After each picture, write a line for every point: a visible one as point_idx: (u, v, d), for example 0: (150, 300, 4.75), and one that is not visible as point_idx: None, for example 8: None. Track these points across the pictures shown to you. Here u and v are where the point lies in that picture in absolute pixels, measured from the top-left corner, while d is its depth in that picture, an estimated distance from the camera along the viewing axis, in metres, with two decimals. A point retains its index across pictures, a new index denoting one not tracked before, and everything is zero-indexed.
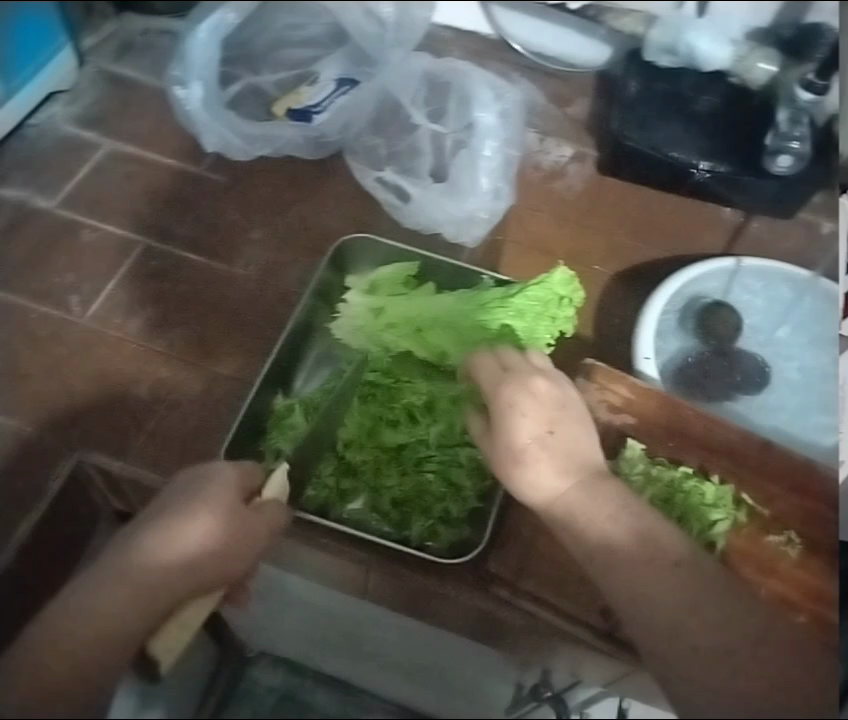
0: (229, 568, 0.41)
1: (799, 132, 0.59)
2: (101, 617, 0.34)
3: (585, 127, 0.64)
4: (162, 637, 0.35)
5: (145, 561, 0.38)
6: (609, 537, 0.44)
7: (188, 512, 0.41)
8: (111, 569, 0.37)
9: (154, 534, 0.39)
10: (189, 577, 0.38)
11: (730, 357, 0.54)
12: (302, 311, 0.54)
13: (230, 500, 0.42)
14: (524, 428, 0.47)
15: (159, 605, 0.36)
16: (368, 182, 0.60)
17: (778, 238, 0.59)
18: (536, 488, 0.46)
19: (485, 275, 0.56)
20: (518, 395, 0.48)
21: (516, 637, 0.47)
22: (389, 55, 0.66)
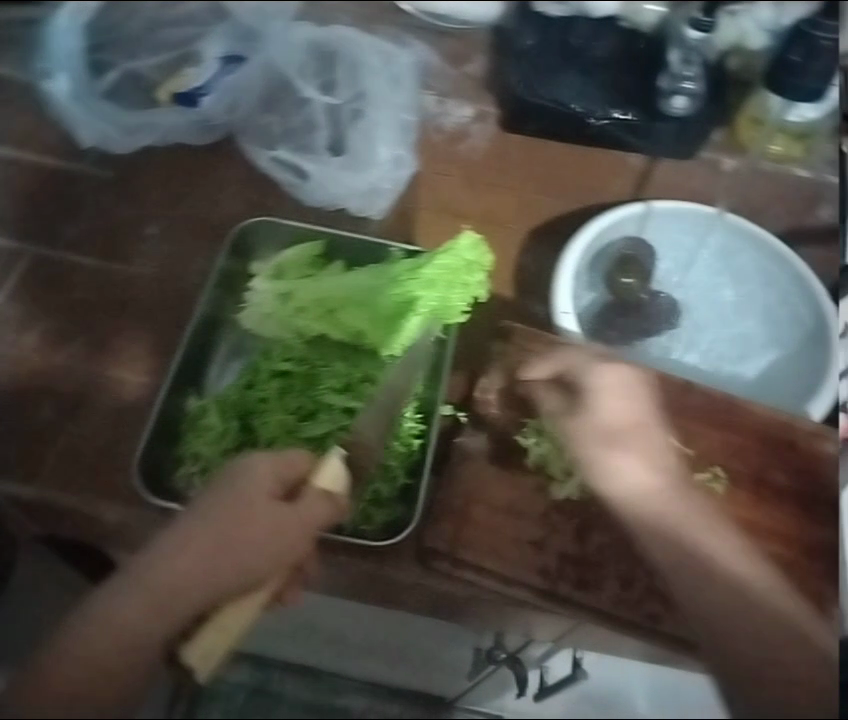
0: (268, 568, 0.42)
1: (690, 72, 0.65)
2: (131, 623, 0.39)
3: (483, 85, 0.66)
4: (196, 642, 0.40)
5: (180, 563, 0.41)
6: (687, 516, 0.45)
7: (229, 508, 0.43)
8: (143, 572, 0.41)
9: (193, 530, 0.42)
10: (222, 579, 0.40)
11: (643, 305, 0.57)
12: (207, 305, 0.53)
13: (267, 499, 0.43)
14: (627, 411, 0.48)
15: (190, 609, 0.39)
16: (263, 163, 0.59)
17: (683, 178, 0.63)
18: (624, 475, 0.46)
19: (394, 248, 0.56)
20: (607, 384, 0.50)
21: (464, 608, 0.46)
22: (270, 26, 0.66)
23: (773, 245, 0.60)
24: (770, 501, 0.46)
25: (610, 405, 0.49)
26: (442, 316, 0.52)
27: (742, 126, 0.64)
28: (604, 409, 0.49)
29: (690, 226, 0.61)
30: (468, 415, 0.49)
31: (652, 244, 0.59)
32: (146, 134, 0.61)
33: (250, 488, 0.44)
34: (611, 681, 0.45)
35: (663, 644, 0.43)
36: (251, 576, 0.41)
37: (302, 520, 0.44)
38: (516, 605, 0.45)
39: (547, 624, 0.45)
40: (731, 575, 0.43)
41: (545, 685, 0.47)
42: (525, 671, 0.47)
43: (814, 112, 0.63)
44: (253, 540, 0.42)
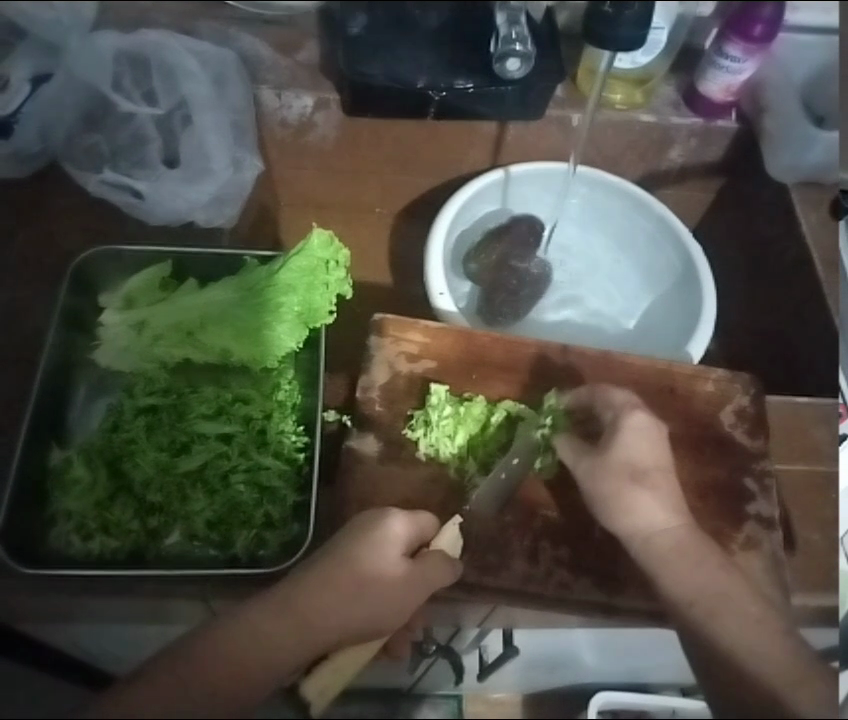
0: (391, 619, 0.39)
1: (518, 33, 0.63)
2: (273, 642, 0.35)
3: (320, 73, 0.63)
4: (317, 677, 0.36)
5: (320, 601, 0.38)
6: (690, 554, 0.40)
7: (362, 557, 0.41)
8: (283, 596, 0.38)
9: (324, 575, 0.40)
10: (351, 626, 0.38)
11: (525, 275, 0.56)
12: (54, 347, 0.48)
13: (394, 556, 0.41)
14: (649, 452, 0.44)
15: (321, 643, 0.37)
16: (93, 188, 0.56)
17: (537, 138, 0.65)
18: (645, 513, 0.41)
19: (247, 255, 0.53)
20: (645, 424, 0.45)
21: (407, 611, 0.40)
22: (67, 34, 0.58)
23: (639, 194, 0.60)
24: (651, 473, 0.43)
25: (635, 444, 0.44)
26: (307, 321, 0.50)
27: (582, 79, 0.63)
28: (630, 450, 0.43)
29: (552, 188, 0.62)
30: (352, 417, 0.48)
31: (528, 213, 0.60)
32: None
33: (389, 538, 0.42)
34: (556, 648, 0.41)
35: (579, 613, 0.42)
36: (376, 625, 0.38)
37: (428, 570, 0.41)
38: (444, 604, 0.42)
39: (469, 610, 0.42)
40: (721, 608, 0.36)
41: (485, 663, 0.40)
42: (460, 656, 0.40)
43: (643, 58, 0.60)
44: (384, 594, 0.39)
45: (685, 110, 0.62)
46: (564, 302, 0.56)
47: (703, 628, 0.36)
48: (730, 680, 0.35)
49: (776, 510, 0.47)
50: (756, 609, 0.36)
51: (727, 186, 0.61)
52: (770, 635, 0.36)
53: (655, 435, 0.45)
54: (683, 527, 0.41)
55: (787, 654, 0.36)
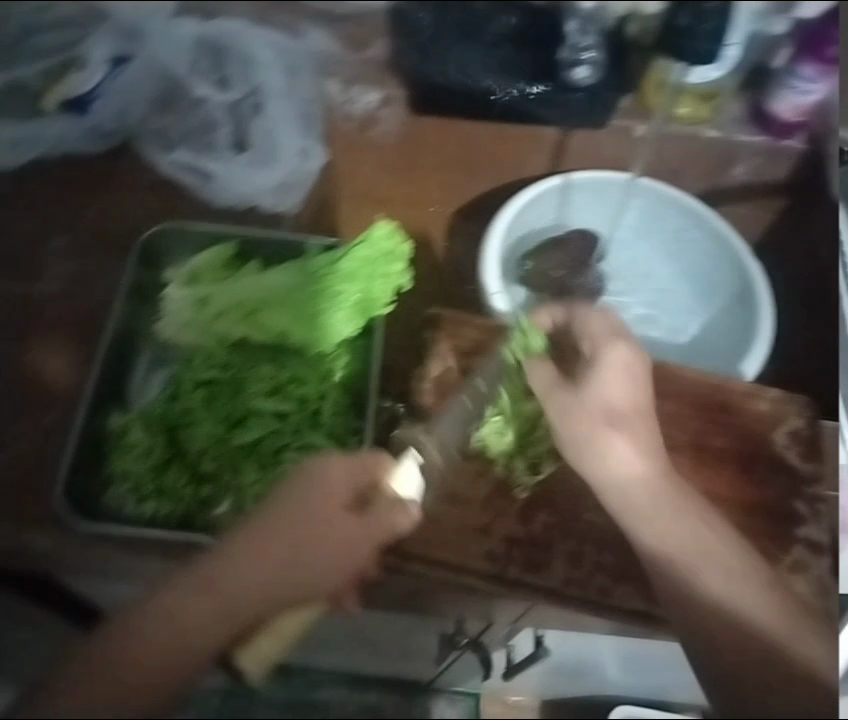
0: (324, 581, 0.42)
1: (590, 41, 0.65)
2: (192, 623, 0.40)
3: (388, 70, 0.65)
4: (252, 648, 0.41)
5: (243, 572, 0.41)
6: (662, 508, 0.46)
7: (299, 512, 0.44)
8: (211, 566, 0.42)
9: (251, 542, 0.43)
10: (282, 590, 0.41)
11: (582, 281, 0.55)
12: (121, 317, 0.51)
13: (333, 510, 0.44)
14: (626, 388, 0.50)
15: (247, 615, 0.40)
16: (163, 167, 0.57)
17: (599, 145, 0.62)
18: (619, 459, 0.47)
19: (310, 243, 0.54)
20: (624, 359, 0.51)
21: (434, 594, 0.45)
22: (152, 24, 0.63)
23: (694, 209, 0.59)
24: (625, 418, 0.49)
25: (616, 381, 0.50)
26: (366, 309, 0.51)
27: (649, 92, 0.63)
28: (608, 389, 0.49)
29: (611, 193, 0.59)
30: (404, 407, 0.48)
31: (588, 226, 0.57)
32: (35, 149, 0.57)
33: (324, 495, 0.44)
34: (572, 652, 0.46)
35: (613, 618, 0.44)
36: (306, 590, 0.42)
37: (370, 524, 0.44)
38: (462, 589, 0.45)
39: (505, 608, 0.45)
40: (699, 565, 0.44)
41: (512, 662, 0.48)
42: (487, 652, 0.47)
43: (714, 72, 0.63)
44: (320, 552, 0.42)
45: (753, 130, 0.62)
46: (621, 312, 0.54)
47: (689, 585, 0.44)
48: (711, 630, 0.43)
49: (825, 537, 0.46)
50: (759, 583, 0.44)
51: (790, 208, 0.59)
52: (781, 616, 0.43)
53: (624, 365, 0.51)
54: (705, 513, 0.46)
55: (795, 629, 0.43)
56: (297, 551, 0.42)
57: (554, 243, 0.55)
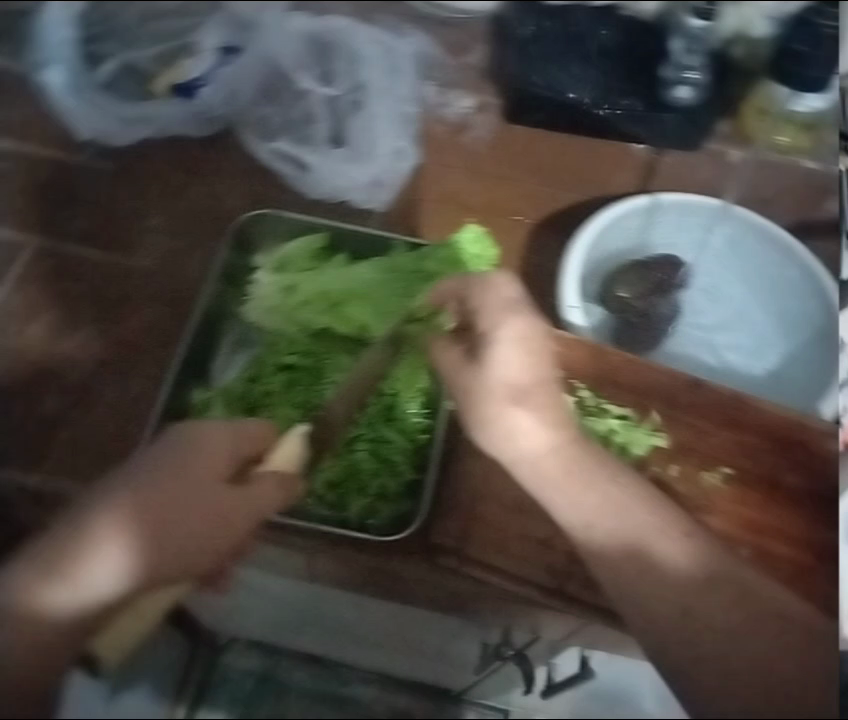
0: (192, 558, 0.44)
1: (694, 61, 0.64)
2: (67, 607, 0.42)
3: (485, 76, 0.65)
4: (106, 636, 0.42)
5: (97, 560, 0.43)
6: (565, 484, 0.46)
7: (155, 486, 0.45)
8: (83, 544, 0.44)
9: (113, 522, 0.44)
10: (163, 566, 0.43)
11: (659, 308, 0.54)
12: (210, 297, 0.52)
13: (215, 476, 0.45)
14: (525, 362, 0.49)
15: (97, 609, 0.42)
16: (262, 154, 0.59)
17: (691, 168, 0.61)
18: (523, 441, 0.47)
19: (397, 241, 0.55)
20: (520, 334, 0.50)
21: (477, 602, 0.47)
22: (267, 17, 0.65)
23: (780, 238, 0.57)
24: (526, 392, 0.48)
25: (507, 358, 0.49)
26: (448, 310, 0.51)
27: (749, 116, 0.63)
28: (503, 368, 0.49)
29: (699, 218, 0.58)
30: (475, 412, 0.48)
31: (669, 251, 0.57)
32: (145, 128, 0.59)
33: (205, 465, 0.45)
34: (615, 680, 0.47)
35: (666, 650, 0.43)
36: (184, 567, 0.44)
37: (252, 495, 0.45)
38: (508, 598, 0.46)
39: (552, 623, 0.47)
40: (609, 546, 0.44)
41: (552, 681, 0.51)
42: (530, 667, 0.50)
43: (819, 103, 0.62)
44: (193, 526, 0.44)
45: None
46: (692, 343, 0.53)
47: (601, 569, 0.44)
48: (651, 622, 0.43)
49: None
50: (819, 630, 0.42)
51: None
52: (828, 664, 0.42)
53: (515, 335, 0.50)
54: (773, 551, 0.44)
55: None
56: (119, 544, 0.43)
57: (630, 269, 0.55)
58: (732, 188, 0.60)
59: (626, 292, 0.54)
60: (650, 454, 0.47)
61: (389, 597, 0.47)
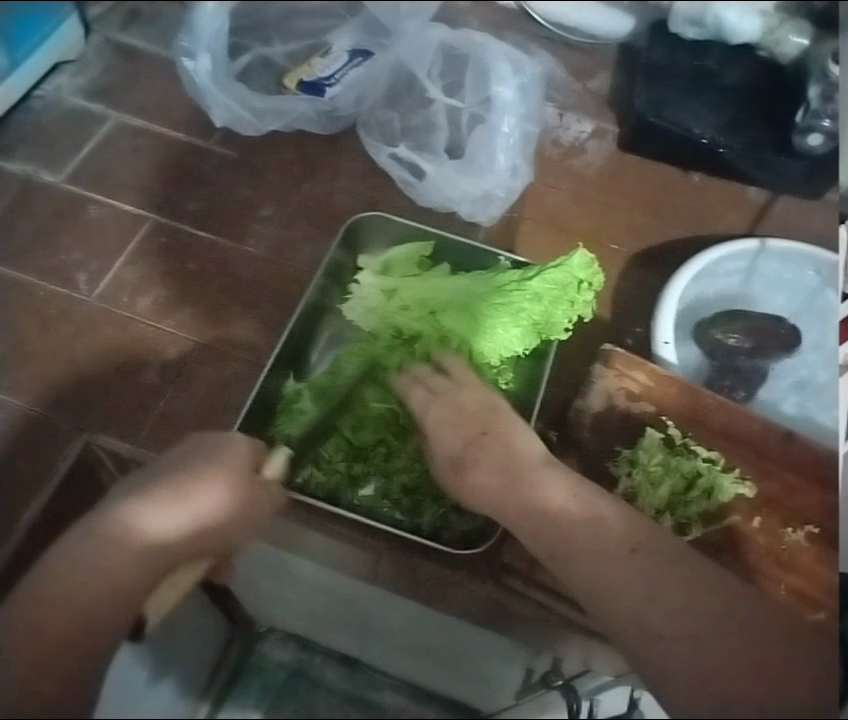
0: (227, 530, 0.42)
1: (831, 110, 0.60)
2: (109, 575, 0.37)
3: (606, 103, 0.66)
4: (157, 598, 0.37)
5: (154, 521, 0.40)
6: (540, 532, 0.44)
7: (184, 481, 0.43)
8: (107, 516, 0.40)
9: (155, 491, 0.42)
10: (198, 538, 0.40)
11: (764, 358, 0.52)
12: (313, 292, 0.53)
13: (238, 473, 0.44)
14: (458, 435, 0.46)
15: (139, 573, 0.37)
16: (381, 158, 0.60)
17: (806, 215, 0.59)
18: (480, 494, 0.45)
19: (502, 257, 0.55)
20: (443, 409, 0.47)
21: (529, 629, 0.44)
22: (404, 26, 0.66)
23: None
24: (471, 450, 0.46)
25: (443, 436, 0.46)
26: (542, 331, 0.51)
27: None
28: (440, 444, 0.46)
29: (811, 268, 0.56)
30: (558, 433, 0.48)
31: (778, 296, 0.54)
32: (276, 121, 0.62)
33: (232, 460, 0.44)
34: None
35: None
36: (214, 539, 0.41)
37: (264, 496, 0.44)
38: (550, 621, 0.44)
39: (603, 658, 0.43)
40: (623, 592, 0.41)
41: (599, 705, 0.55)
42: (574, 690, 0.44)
43: None
44: (184, 499, 0.42)
45: None
46: (792, 394, 0.50)
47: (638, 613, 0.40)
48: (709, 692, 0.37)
49: None
50: None
51: None
52: None
53: (456, 401, 0.47)
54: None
55: None
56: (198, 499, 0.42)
57: (736, 317, 0.53)
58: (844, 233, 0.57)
59: (726, 340, 0.52)
60: (734, 503, 0.46)
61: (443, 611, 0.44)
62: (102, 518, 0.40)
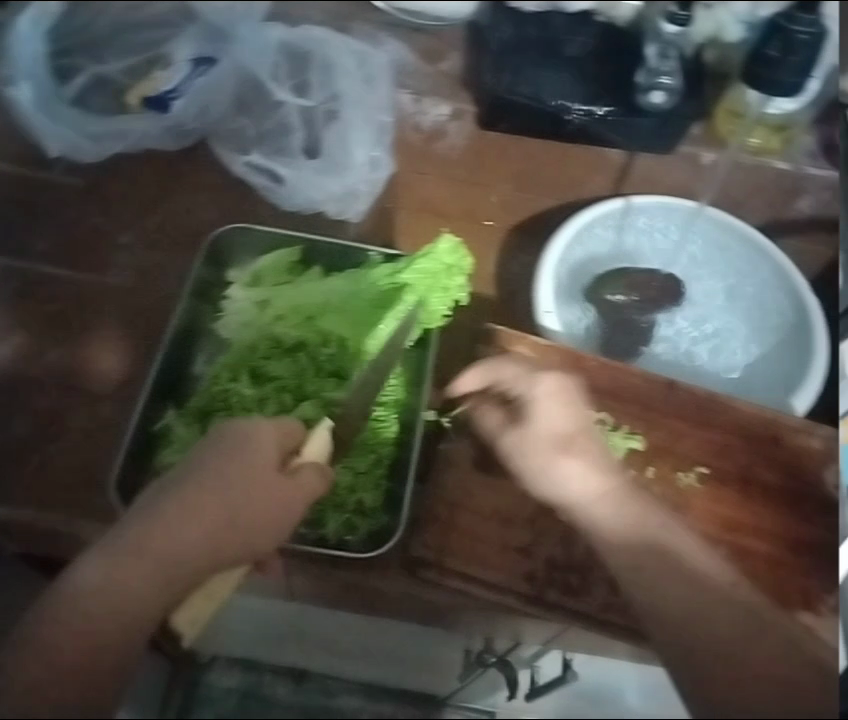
0: (259, 535, 0.44)
1: (668, 66, 0.64)
2: (128, 598, 0.39)
3: (459, 82, 0.65)
4: (186, 609, 0.41)
5: (180, 534, 0.42)
6: (620, 514, 0.44)
7: (219, 481, 0.44)
8: (139, 528, 0.42)
9: (182, 498, 0.43)
10: (219, 551, 0.42)
11: (645, 310, 0.55)
12: (183, 313, 0.52)
13: (270, 472, 0.44)
14: (567, 414, 0.48)
15: (175, 588, 0.41)
16: (237, 167, 0.58)
17: (665, 172, 0.61)
18: (567, 478, 0.46)
19: (373, 251, 0.55)
20: (555, 388, 0.49)
21: (449, 614, 0.46)
22: (240, 27, 0.65)
23: (753, 238, 0.58)
24: (570, 439, 0.47)
25: (551, 411, 0.48)
26: (422, 323, 0.52)
27: (720, 119, 0.63)
28: (546, 417, 0.48)
29: (673, 221, 0.59)
30: (451, 421, 0.49)
31: (644, 256, 0.57)
32: (116, 142, 0.59)
33: (256, 456, 0.45)
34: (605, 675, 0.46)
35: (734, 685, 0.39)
36: (244, 547, 0.43)
37: (296, 491, 0.45)
38: (476, 603, 0.45)
39: (533, 630, 0.46)
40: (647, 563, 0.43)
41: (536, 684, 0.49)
42: (513, 671, 0.49)
43: (789, 105, 0.62)
44: (216, 504, 0.43)
45: (822, 163, 0.62)
46: (673, 341, 0.54)
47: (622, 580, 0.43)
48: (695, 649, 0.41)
49: None
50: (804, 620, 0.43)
51: None
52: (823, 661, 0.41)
53: (552, 396, 0.49)
54: (754, 551, 0.45)
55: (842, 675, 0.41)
56: (229, 507, 0.43)
57: (617, 274, 0.56)
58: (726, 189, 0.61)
59: (609, 298, 0.54)
60: (627, 458, 0.48)
61: (367, 612, 0.46)
62: (133, 525, 0.42)
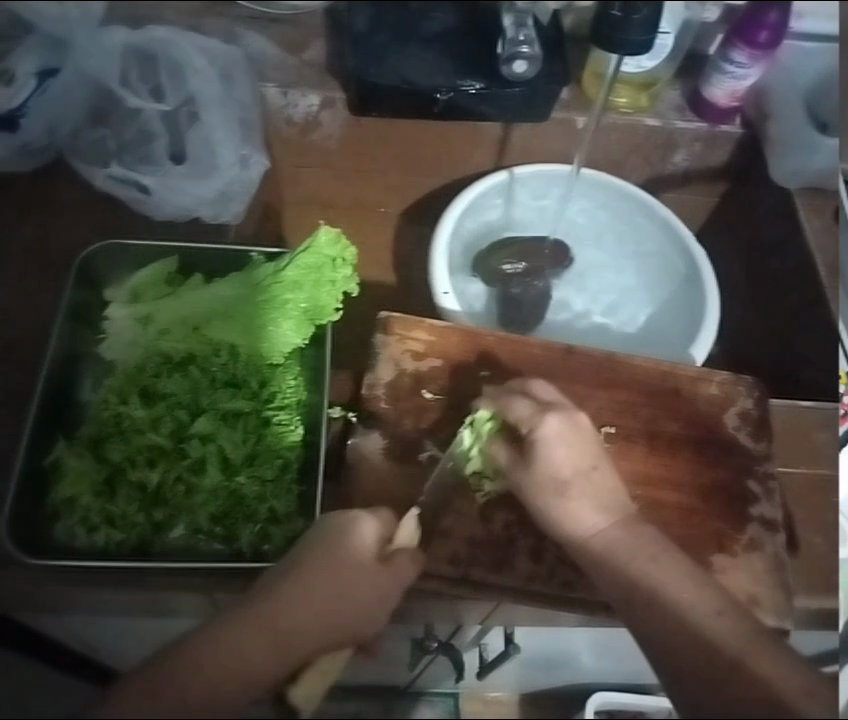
0: (371, 618, 0.38)
1: (525, 36, 0.61)
2: (250, 665, 0.33)
3: (326, 72, 0.61)
4: (304, 681, 0.34)
5: (294, 610, 0.36)
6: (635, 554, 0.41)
7: (335, 559, 0.39)
8: (250, 607, 0.36)
9: (296, 579, 0.38)
10: (335, 629, 0.36)
11: (537, 276, 0.56)
12: (60, 340, 0.50)
13: (370, 553, 0.40)
14: (571, 459, 0.43)
15: (294, 661, 0.34)
16: (99, 182, 0.55)
17: (544, 140, 0.62)
18: (579, 522, 0.42)
19: (254, 253, 0.54)
20: (559, 427, 0.44)
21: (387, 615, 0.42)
22: (75, 27, 0.55)
23: (630, 190, 0.57)
24: (577, 478, 0.43)
25: (552, 455, 0.43)
26: (314, 317, 0.52)
27: (588, 83, 0.61)
28: (545, 461, 0.44)
29: (558, 186, 0.58)
30: (357, 414, 0.49)
31: (532, 227, 0.58)
32: None
33: (362, 535, 0.40)
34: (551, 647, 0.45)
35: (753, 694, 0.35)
36: (359, 630, 0.37)
37: (399, 572, 0.40)
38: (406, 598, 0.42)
39: (472, 609, 0.44)
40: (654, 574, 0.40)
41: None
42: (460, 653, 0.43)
43: (649, 62, 0.59)
44: (329, 584, 0.38)
45: (690, 115, 0.59)
46: (568, 301, 0.56)
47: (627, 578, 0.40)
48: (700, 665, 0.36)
49: (779, 513, 0.47)
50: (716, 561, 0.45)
51: (730, 193, 0.59)
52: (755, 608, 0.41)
53: (570, 419, 0.45)
54: (663, 503, 0.47)
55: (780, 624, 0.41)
56: (345, 584, 0.38)
57: (505, 243, 0.57)
58: (601, 147, 0.61)
59: (504, 269, 0.56)
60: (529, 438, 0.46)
61: None
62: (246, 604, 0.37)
